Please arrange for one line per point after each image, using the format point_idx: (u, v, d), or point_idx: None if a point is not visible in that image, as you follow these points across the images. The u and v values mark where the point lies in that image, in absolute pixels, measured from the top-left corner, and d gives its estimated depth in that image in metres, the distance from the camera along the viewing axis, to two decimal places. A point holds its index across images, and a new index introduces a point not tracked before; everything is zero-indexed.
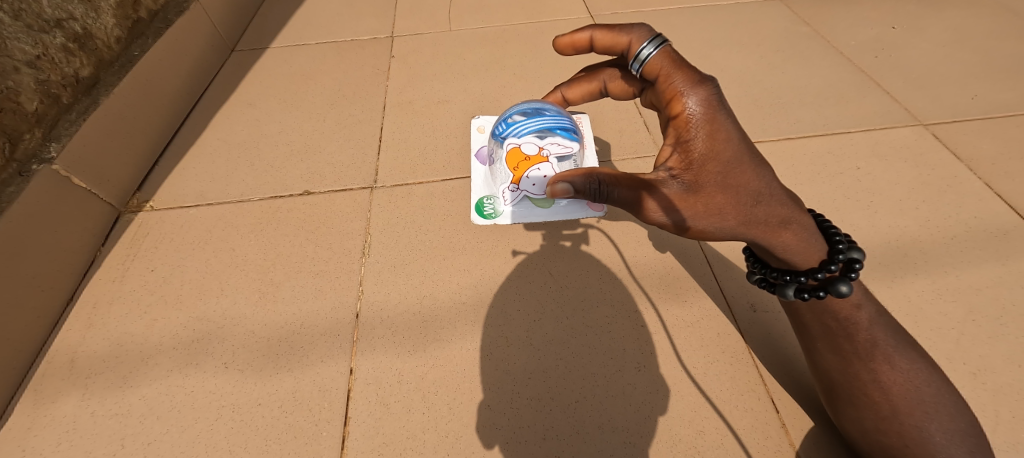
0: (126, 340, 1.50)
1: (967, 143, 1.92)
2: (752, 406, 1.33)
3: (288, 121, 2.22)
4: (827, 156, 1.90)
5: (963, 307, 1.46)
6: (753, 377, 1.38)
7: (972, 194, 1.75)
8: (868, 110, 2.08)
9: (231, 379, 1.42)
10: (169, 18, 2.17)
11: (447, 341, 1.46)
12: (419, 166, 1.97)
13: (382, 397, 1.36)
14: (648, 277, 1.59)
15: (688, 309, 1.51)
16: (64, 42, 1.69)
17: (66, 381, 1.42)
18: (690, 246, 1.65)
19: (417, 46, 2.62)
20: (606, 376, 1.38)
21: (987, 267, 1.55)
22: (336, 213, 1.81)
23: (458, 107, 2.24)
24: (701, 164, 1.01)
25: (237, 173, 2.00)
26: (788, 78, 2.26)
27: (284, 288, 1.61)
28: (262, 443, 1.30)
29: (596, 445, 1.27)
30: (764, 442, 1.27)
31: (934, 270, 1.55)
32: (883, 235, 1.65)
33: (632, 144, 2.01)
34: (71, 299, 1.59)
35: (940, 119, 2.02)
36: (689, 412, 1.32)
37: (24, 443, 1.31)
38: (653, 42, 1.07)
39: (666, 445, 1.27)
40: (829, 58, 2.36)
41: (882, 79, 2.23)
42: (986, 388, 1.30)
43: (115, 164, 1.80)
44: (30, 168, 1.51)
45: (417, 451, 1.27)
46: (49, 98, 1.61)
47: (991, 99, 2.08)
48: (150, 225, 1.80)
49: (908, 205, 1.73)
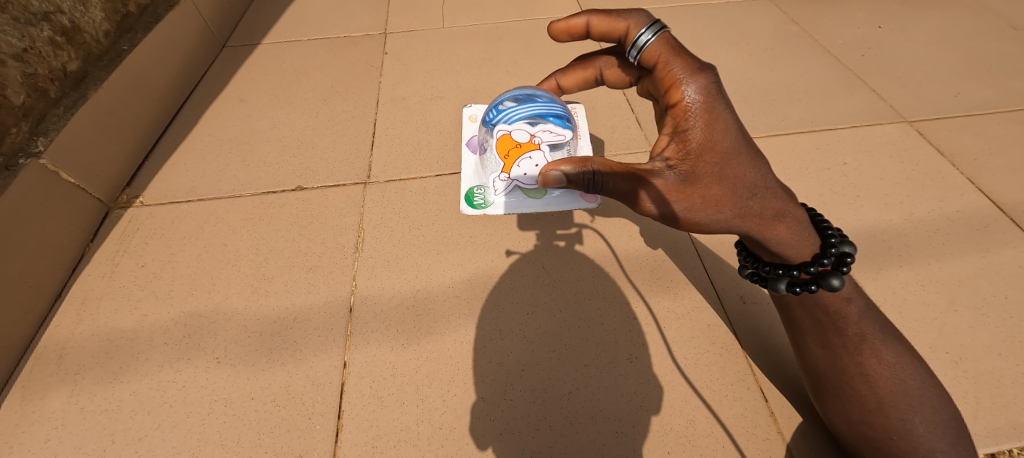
0: (116, 336, 1.49)
1: (950, 139, 1.97)
2: (741, 396, 1.35)
3: (281, 117, 2.21)
4: (815, 152, 1.94)
5: (946, 297, 1.50)
6: (742, 367, 1.40)
7: (955, 188, 1.80)
8: (855, 107, 2.12)
9: (224, 374, 1.41)
10: (159, 13, 2.15)
11: (440, 334, 1.46)
12: (412, 162, 1.98)
13: (376, 390, 1.36)
14: (639, 270, 1.61)
15: (679, 301, 1.53)
16: (52, 35, 1.67)
17: (54, 377, 1.40)
18: (682, 241, 1.68)
19: (410, 43, 2.62)
20: (598, 368, 1.39)
21: (969, 259, 1.59)
22: (329, 209, 1.81)
23: (452, 104, 2.25)
24: (698, 154, 1.03)
25: (229, 168, 1.99)
26: (777, 76, 2.29)
27: (276, 282, 1.60)
28: (255, 437, 1.30)
29: (589, 435, 1.28)
30: (753, 430, 1.30)
31: (919, 262, 1.58)
32: (869, 229, 1.69)
33: (623, 140, 2.03)
34: (59, 296, 1.57)
35: (924, 116, 2.07)
36: (680, 402, 1.34)
37: (12, 440, 1.29)
38: (651, 28, 1.08)
39: (658, 435, 1.28)
40: (817, 56, 2.40)
41: (868, 77, 2.27)
42: (967, 375, 1.34)
43: (103, 159, 1.78)
44: (17, 163, 1.49)
45: (412, 443, 1.27)
46: (36, 92, 1.60)
47: (973, 96, 2.13)
48: (140, 220, 1.78)
49: (893, 199, 1.77)
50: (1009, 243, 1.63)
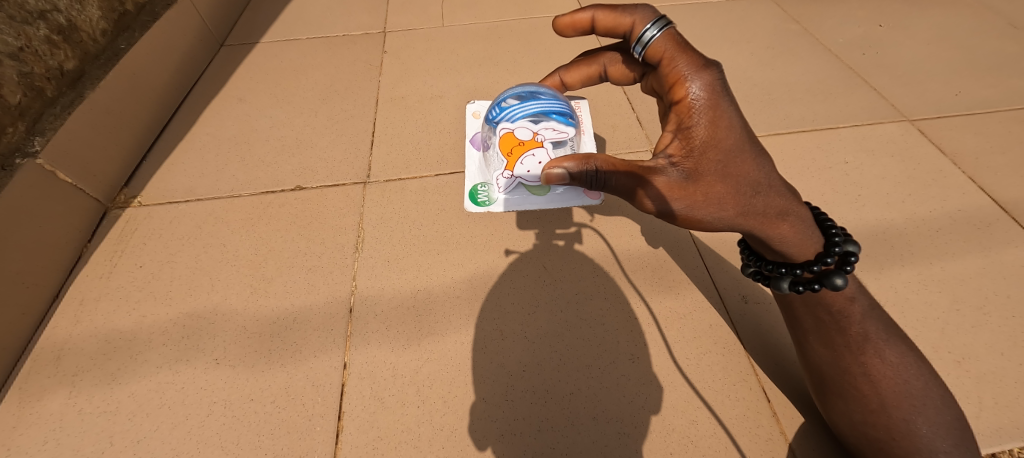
0: (114, 337, 1.48)
1: (952, 138, 1.96)
2: (744, 396, 1.35)
3: (280, 116, 2.20)
4: (816, 151, 1.93)
5: (948, 297, 1.49)
6: (745, 367, 1.40)
7: (956, 187, 1.79)
8: (856, 106, 2.12)
9: (223, 375, 1.40)
10: (157, 11, 2.14)
11: (441, 335, 1.45)
12: (412, 162, 1.97)
13: (377, 391, 1.36)
14: (641, 269, 1.60)
15: (681, 301, 1.52)
16: (48, 34, 1.66)
17: (52, 378, 1.39)
18: (683, 240, 1.67)
19: (409, 41, 2.61)
20: (600, 368, 1.39)
21: (971, 258, 1.58)
22: (328, 209, 1.80)
23: (452, 103, 2.24)
24: (701, 151, 1.02)
25: (227, 168, 1.97)
26: (778, 75, 2.29)
27: (275, 283, 1.59)
28: (255, 438, 1.29)
29: (590, 436, 1.27)
30: (755, 430, 1.29)
31: (920, 261, 1.58)
32: (871, 228, 1.68)
33: (624, 139, 2.03)
34: (57, 296, 1.56)
35: (926, 114, 2.06)
36: (683, 402, 1.33)
37: (9, 442, 1.28)
38: (657, 24, 1.08)
39: (660, 435, 1.28)
40: (817, 55, 2.39)
41: (869, 75, 2.27)
42: (970, 375, 1.33)
43: (100, 158, 1.76)
44: (14, 162, 1.48)
45: (412, 445, 1.27)
46: (32, 92, 1.59)
47: (975, 95, 2.13)
48: (138, 221, 1.77)
49: (895, 198, 1.77)
50: (1011, 242, 1.62)
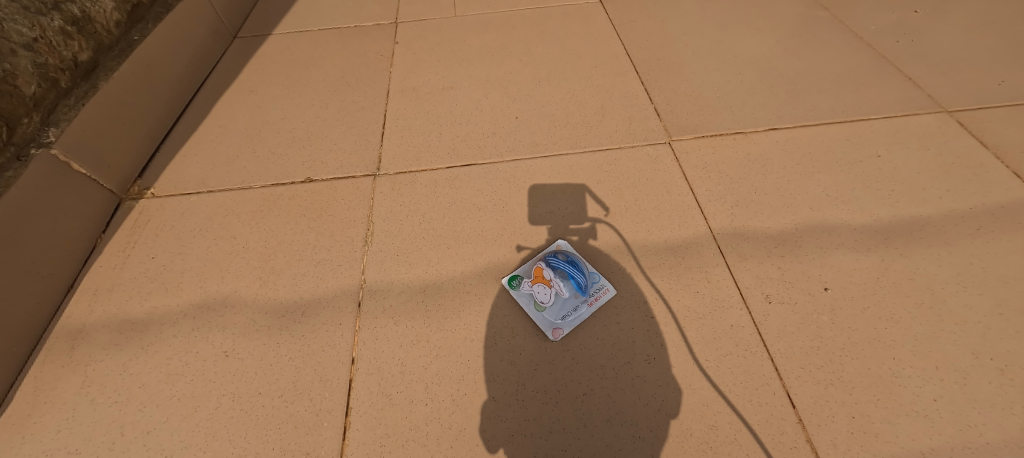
0: (126, 327, 1.48)
1: (994, 130, 1.84)
2: (767, 401, 1.25)
3: (291, 108, 2.19)
4: (846, 143, 1.83)
5: (990, 300, 1.39)
6: (769, 371, 1.30)
7: (999, 182, 1.67)
8: (890, 96, 2.00)
9: (231, 368, 1.39)
10: (169, 3, 2.15)
11: (451, 330, 1.42)
12: (422, 154, 1.93)
13: (384, 387, 1.33)
14: (658, 266, 1.53)
15: (700, 300, 1.45)
16: (62, 25, 1.68)
17: (66, 367, 1.40)
18: (701, 235, 1.60)
19: (421, 32, 2.57)
20: (615, 369, 1.33)
21: (1015, 258, 1.48)
22: (337, 201, 1.78)
23: (463, 94, 2.19)
24: None
25: (238, 160, 1.97)
26: (803, 63, 2.18)
27: (284, 276, 1.58)
28: (262, 432, 1.27)
29: (604, 438, 1.22)
30: (779, 437, 1.20)
31: (959, 261, 1.48)
32: (906, 224, 1.58)
33: (641, 132, 1.95)
34: (71, 287, 1.57)
35: (966, 105, 1.94)
36: (701, 406, 1.26)
37: (24, 430, 1.29)
38: None
39: (678, 441, 1.21)
40: (847, 42, 2.27)
41: (903, 64, 2.14)
42: (1014, 384, 1.24)
43: (114, 150, 1.77)
44: (28, 154, 1.48)
45: (418, 442, 1.23)
46: (47, 82, 1.59)
47: (1019, 84, 1.99)
48: (151, 213, 1.78)
49: (931, 194, 1.66)
50: None
